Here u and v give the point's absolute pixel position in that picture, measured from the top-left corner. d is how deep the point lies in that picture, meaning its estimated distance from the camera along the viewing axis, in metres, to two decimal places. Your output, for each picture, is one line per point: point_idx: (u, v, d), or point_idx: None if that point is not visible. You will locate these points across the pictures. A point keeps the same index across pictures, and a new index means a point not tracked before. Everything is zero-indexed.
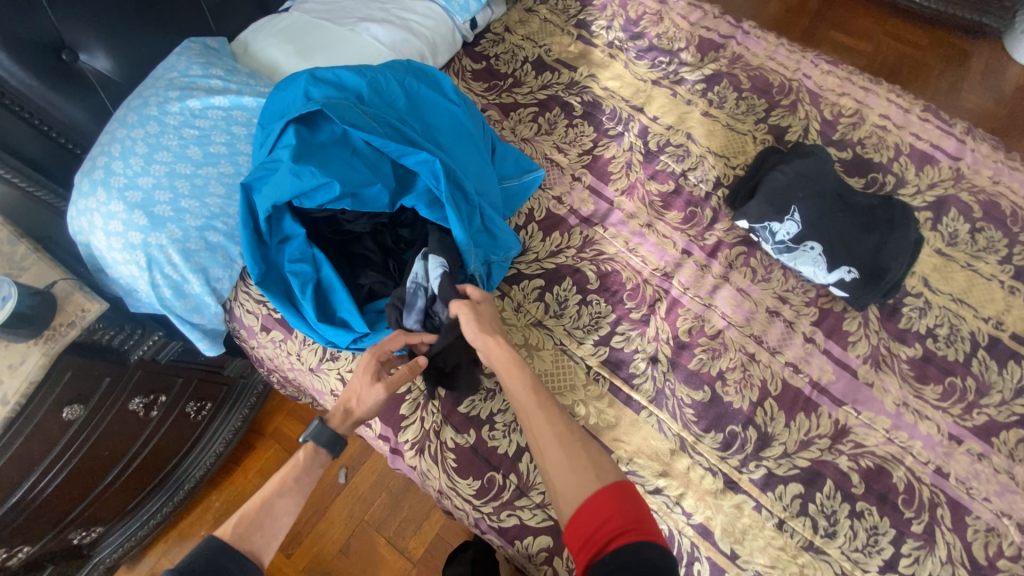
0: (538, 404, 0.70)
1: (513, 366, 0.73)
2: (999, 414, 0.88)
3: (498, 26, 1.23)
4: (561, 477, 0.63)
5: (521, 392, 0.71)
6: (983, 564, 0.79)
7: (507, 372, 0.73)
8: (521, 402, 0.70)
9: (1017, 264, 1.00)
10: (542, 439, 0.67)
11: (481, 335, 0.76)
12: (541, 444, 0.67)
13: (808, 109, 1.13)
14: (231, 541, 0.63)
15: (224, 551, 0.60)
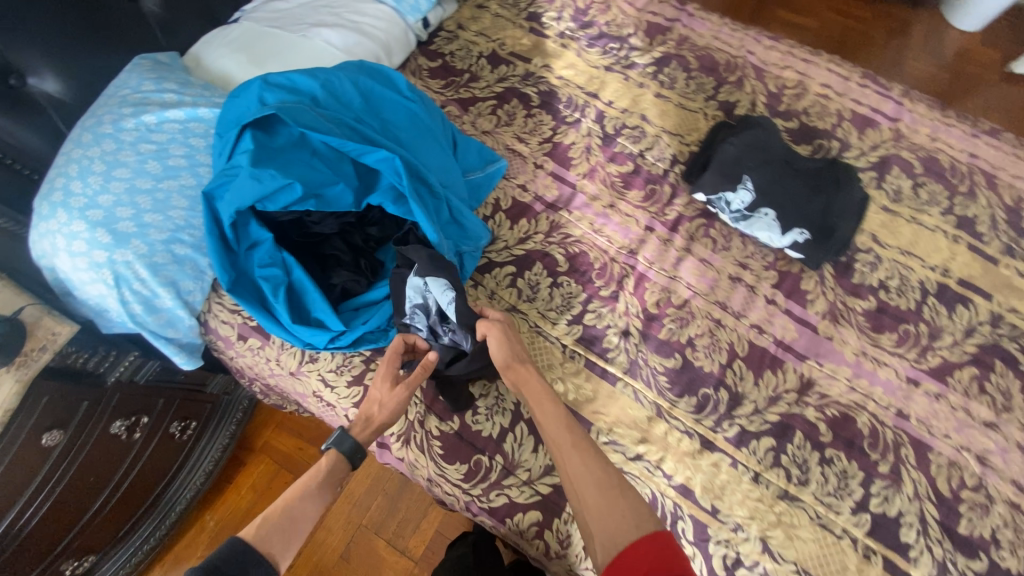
0: (582, 449, 0.72)
1: (555, 412, 0.76)
2: (952, 355, 0.93)
3: (451, 24, 1.26)
4: (598, 526, 0.65)
5: (564, 437, 0.73)
6: (948, 496, 0.84)
7: (551, 418, 0.75)
8: (557, 442, 0.73)
9: (958, 214, 1.06)
10: (585, 485, 0.68)
11: (522, 379, 0.79)
12: (580, 490, 0.68)
13: (754, 84, 1.18)
14: (253, 539, 0.62)
15: (247, 554, 0.60)
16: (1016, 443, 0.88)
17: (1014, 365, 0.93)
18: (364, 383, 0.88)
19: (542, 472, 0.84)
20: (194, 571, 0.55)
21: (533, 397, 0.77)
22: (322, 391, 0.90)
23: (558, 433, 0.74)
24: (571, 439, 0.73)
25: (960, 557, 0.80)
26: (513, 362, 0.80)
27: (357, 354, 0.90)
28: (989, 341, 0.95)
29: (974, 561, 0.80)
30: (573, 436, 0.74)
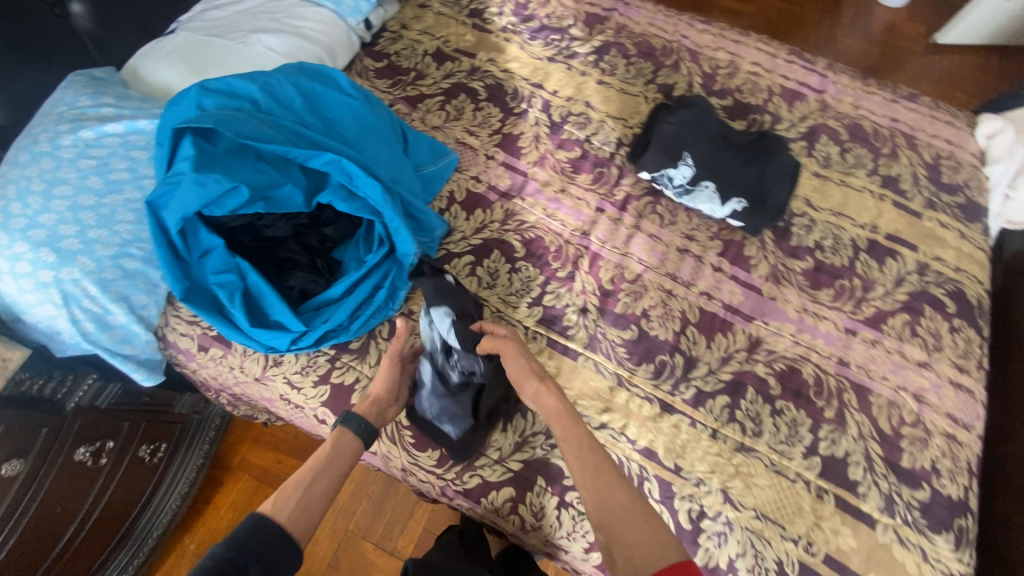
0: (610, 472, 0.72)
1: (580, 435, 0.77)
2: (886, 304, 1.00)
3: (394, 25, 1.28)
4: (623, 551, 0.64)
5: (592, 459, 0.74)
6: (890, 434, 0.90)
7: (579, 439, 0.76)
8: (581, 465, 0.73)
9: (882, 174, 1.14)
10: (610, 506, 0.69)
11: (547, 402, 0.80)
12: (606, 515, 0.68)
13: (689, 66, 1.25)
14: (272, 512, 0.66)
15: (268, 524, 0.64)
16: (947, 379, 0.95)
17: (940, 308, 1.01)
18: (331, 381, 0.90)
19: (512, 449, 0.87)
20: (220, 541, 0.59)
21: (557, 418, 0.78)
22: (289, 394, 0.90)
23: (584, 454, 0.74)
24: (597, 461, 0.74)
25: (904, 488, 0.86)
26: (538, 385, 0.82)
27: (322, 353, 0.91)
28: (918, 288, 1.02)
29: (916, 490, 0.86)
30: (601, 459, 0.74)
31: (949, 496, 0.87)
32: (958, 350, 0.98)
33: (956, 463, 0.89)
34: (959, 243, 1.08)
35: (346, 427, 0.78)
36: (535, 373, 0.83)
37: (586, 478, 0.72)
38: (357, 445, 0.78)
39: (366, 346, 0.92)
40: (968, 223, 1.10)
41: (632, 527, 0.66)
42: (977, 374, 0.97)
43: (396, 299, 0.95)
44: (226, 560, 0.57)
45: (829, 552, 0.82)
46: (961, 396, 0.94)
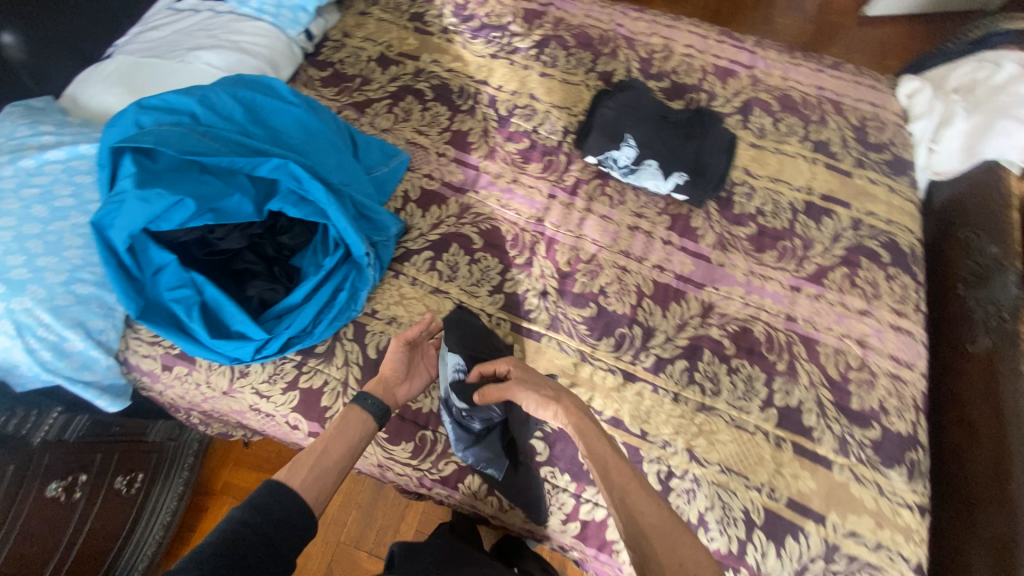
0: (641, 493, 0.67)
1: (606, 453, 0.70)
2: (826, 260, 1.06)
3: (336, 34, 1.30)
4: None
5: (623, 481, 0.67)
6: (839, 379, 0.95)
7: (607, 458, 0.69)
8: (610, 485, 0.67)
9: (813, 140, 1.20)
10: (643, 530, 0.62)
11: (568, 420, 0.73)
12: (642, 538, 0.62)
13: (626, 53, 1.30)
14: (285, 478, 0.69)
15: (282, 491, 0.67)
16: (887, 323, 1.01)
17: (876, 259, 1.07)
18: (299, 387, 0.90)
19: None
20: (239, 510, 0.64)
21: (582, 438, 0.71)
22: (259, 404, 0.91)
23: (614, 475, 0.67)
24: (628, 482, 0.67)
25: (856, 428, 0.92)
26: (558, 405, 0.75)
27: (289, 360, 0.91)
28: (854, 242, 1.09)
29: (867, 429, 0.92)
30: (632, 479, 0.68)
31: (899, 432, 0.92)
32: (896, 296, 1.04)
33: (903, 400, 0.95)
34: (890, 197, 1.14)
35: (356, 404, 0.80)
36: (553, 394, 0.77)
37: (617, 501, 0.65)
38: (370, 419, 0.80)
39: (332, 348, 0.93)
40: (896, 178, 1.17)
41: (668, 552, 0.60)
42: (916, 316, 1.03)
43: (358, 300, 0.95)
44: (240, 523, 0.62)
45: (791, 496, 0.86)
46: (902, 338, 1.00)
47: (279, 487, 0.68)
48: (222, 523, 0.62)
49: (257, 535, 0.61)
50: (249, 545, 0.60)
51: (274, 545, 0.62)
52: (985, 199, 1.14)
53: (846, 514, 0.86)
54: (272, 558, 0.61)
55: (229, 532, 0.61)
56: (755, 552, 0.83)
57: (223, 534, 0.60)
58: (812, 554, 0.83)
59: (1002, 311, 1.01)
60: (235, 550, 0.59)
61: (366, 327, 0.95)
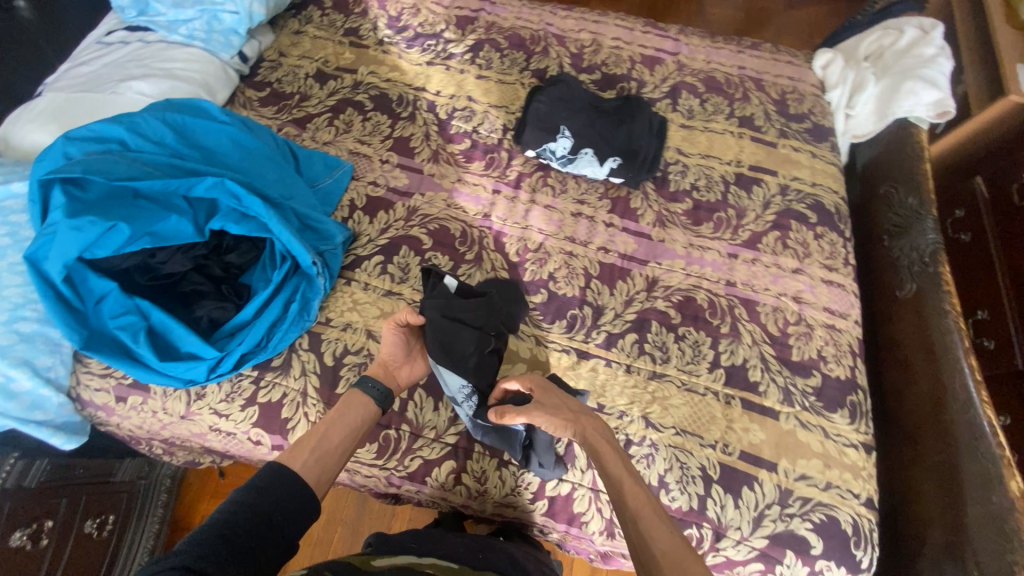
0: (655, 518, 0.69)
1: (621, 477, 0.74)
2: (758, 226, 1.12)
3: (272, 54, 1.31)
4: None
5: (636, 508, 0.70)
6: (779, 335, 1.01)
7: (621, 484, 0.73)
8: (623, 509, 0.71)
9: (738, 116, 1.27)
10: (653, 554, 0.65)
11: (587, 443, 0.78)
12: (651, 560, 0.65)
13: (557, 50, 1.35)
14: (287, 461, 0.73)
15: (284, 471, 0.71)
16: (819, 279, 1.08)
17: (804, 220, 1.14)
18: (258, 402, 0.91)
19: (446, 425, 0.92)
20: (241, 488, 0.66)
21: (601, 465, 0.76)
22: (218, 423, 0.91)
23: (626, 499, 0.71)
24: (640, 506, 0.70)
25: (798, 379, 0.97)
26: (576, 427, 0.79)
27: (245, 376, 0.92)
28: (784, 207, 1.15)
29: (809, 378, 0.97)
30: (645, 505, 0.71)
31: (838, 378, 0.98)
32: (825, 252, 1.11)
33: (839, 348, 1.01)
34: (813, 162, 1.22)
35: (358, 389, 0.85)
36: (571, 416, 0.80)
37: (628, 524, 0.69)
38: (371, 403, 0.85)
39: (288, 360, 0.94)
40: (817, 143, 1.25)
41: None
42: (845, 270, 1.10)
43: (311, 309, 0.96)
44: (240, 501, 0.64)
45: (743, 449, 0.91)
46: (834, 291, 1.07)
47: (280, 468, 0.71)
48: (225, 503, 0.64)
49: (256, 509, 0.64)
50: (251, 521, 0.62)
51: (274, 520, 0.65)
52: (899, 156, 1.22)
53: (796, 460, 0.91)
54: (272, 532, 0.63)
55: (229, 509, 0.63)
56: (714, 506, 0.87)
57: (227, 510, 0.63)
58: (768, 501, 0.88)
59: (923, 256, 1.08)
60: (237, 525, 0.61)
61: (321, 336, 0.96)
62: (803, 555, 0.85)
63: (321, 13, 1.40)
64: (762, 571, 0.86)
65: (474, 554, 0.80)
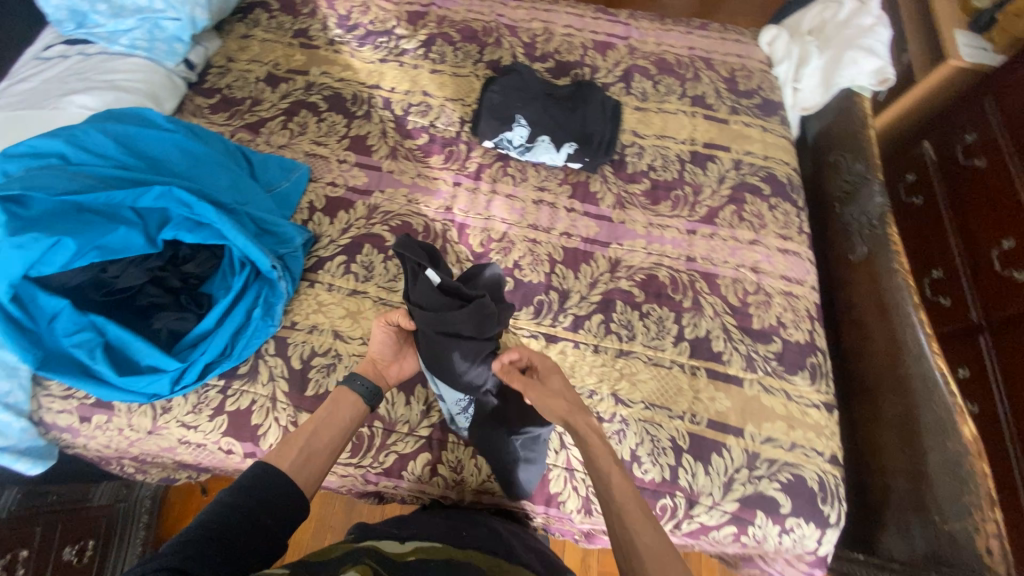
0: (641, 514, 0.67)
1: (608, 470, 0.72)
2: (715, 201, 1.15)
3: (220, 60, 1.28)
4: None
5: (622, 503, 0.68)
6: (740, 305, 1.04)
7: (608, 478, 0.71)
8: (608, 501, 0.69)
9: (691, 95, 1.30)
10: (635, 549, 0.63)
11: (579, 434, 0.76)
12: (629, 554, 0.63)
13: (510, 40, 1.36)
14: (274, 461, 0.72)
15: (270, 471, 0.69)
16: (775, 248, 1.11)
17: (758, 192, 1.17)
18: (226, 411, 0.90)
19: (419, 419, 0.92)
20: (225, 490, 0.66)
21: (588, 457, 0.74)
22: (187, 436, 0.90)
23: (612, 494, 0.69)
24: (626, 501, 0.68)
25: (759, 345, 1.00)
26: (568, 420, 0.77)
27: (212, 386, 0.91)
28: (738, 181, 1.18)
29: (769, 344, 1.01)
30: (632, 501, 0.69)
31: (797, 342, 1.02)
32: (780, 222, 1.14)
33: (798, 313, 1.05)
34: (764, 136, 1.25)
35: (346, 386, 0.83)
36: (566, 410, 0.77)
37: (613, 519, 0.68)
38: (360, 401, 0.83)
39: (254, 367, 0.93)
40: (767, 118, 1.28)
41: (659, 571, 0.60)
42: (800, 238, 1.13)
43: (274, 314, 0.95)
44: (227, 503, 0.64)
45: (710, 417, 0.93)
46: (790, 259, 1.10)
47: (267, 468, 0.70)
48: (211, 504, 0.64)
49: (243, 511, 0.64)
50: (238, 523, 0.62)
51: (262, 520, 0.64)
52: (846, 125, 1.26)
53: (761, 423, 0.93)
54: (260, 532, 0.63)
55: (214, 511, 0.63)
56: (685, 474, 0.89)
57: (212, 514, 0.62)
58: (736, 466, 0.90)
59: (871, 220, 1.11)
60: (224, 526, 0.61)
61: (287, 339, 0.95)
62: (774, 514, 0.88)
63: (268, 15, 1.37)
64: (735, 533, 0.89)
65: (455, 531, 0.74)
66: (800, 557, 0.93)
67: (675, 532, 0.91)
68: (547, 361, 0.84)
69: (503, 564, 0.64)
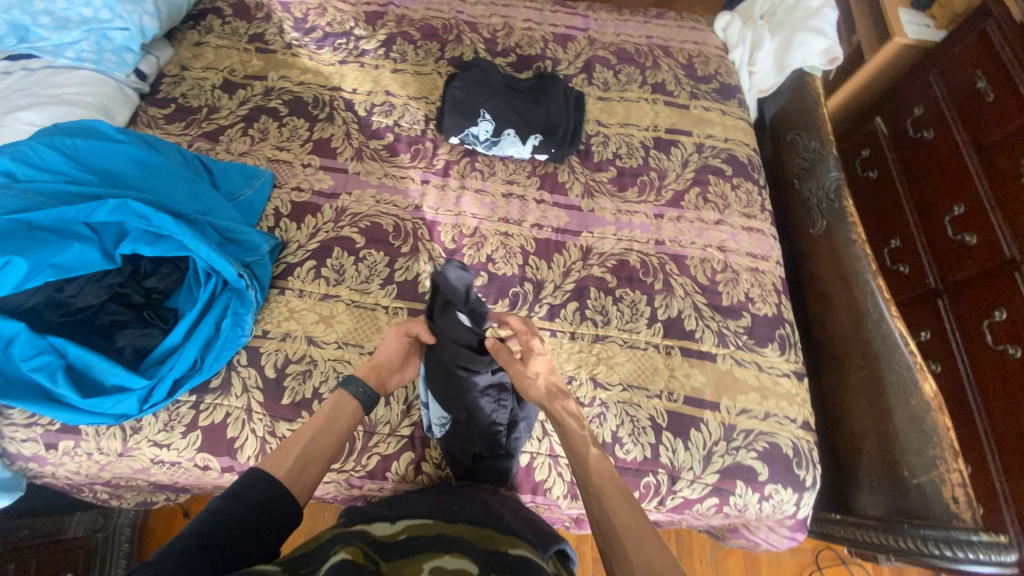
0: (619, 496, 0.68)
1: (586, 456, 0.73)
2: (679, 185, 1.18)
3: (173, 68, 1.24)
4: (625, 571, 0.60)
5: (600, 487, 0.69)
6: (709, 284, 1.07)
7: (588, 462, 0.72)
8: (587, 486, 0.70)
9: (651, 83, 1.32)
10: (615, 529, 0.64)
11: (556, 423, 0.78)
12: (609, 533, 0.64)
13: (471, 36, 1.36)
14: (269, 467, 0.69)
15: (264, 478, 0.66)
16: (740, 227, 1.14)
17: (721, 174, 1.20)
18: (200, 426, 0.88)
19: (400, 419, 0.92)
20: (218, 499, 0.63)
21: (568, 441, 0.76)
22: (160, 455, 0.87)
23: (591, 479, 0.71)
24: (604, 485, 0.69)
25: (730, 321, 1.03)
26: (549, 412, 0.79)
27: (183, 402, 0.88)
28: (702, 164, 1.21)
29: (739, 319, 1.04)
30: (611, 483, 0.70)
31: (766, 315, 1.05)
32: (743, 201, 1.17)
33: (764, 288, 1.08)
34: (724, 119, 1.28)
35: (343, 389, 0.81)
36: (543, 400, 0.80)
37: (591, 501, 0.69)
38: (359, 408, 0.82)
39: (227, 379, 0.91)
40: (726, 102, 1.32)
41: (637, 552, 0.61)
42: (763, 215, 1.17)
43: (244, 324, 0.93)
44: (221, 513, 0.61)
45: (687, 394, 0.96)
46: (755, 236, 1.14)
47: (262, 474, 0.67)
48: (204, 513, 0.61)
49: (238, 520, 0.61)
50: (230, 533, 0.59)
51: (256, 530, 0.62)
52: (801, 104, 1.31)
53: (736, 396, 0.96)
54: (255, 542, 0.61)
55: (210, 521, 0.60)
56: (666, 452, 0.91)
57: (203, 523, 0.60)
58: (714, 439, 0.93)
59: (828, 193, 1.16)
60: (219, 537, 0.58)
61: (259, 349, 0.93)
62: (752, 483, 0.91)
63: (222, 21, 1.33)
64: (718, 504, 0.91)
65: (446, 505, 0.71)
66: (781, 522, 0.96)
67: (660, 508, 0.93)
68: (531, 342, 0.84)
69: (495, 533, 0.64)
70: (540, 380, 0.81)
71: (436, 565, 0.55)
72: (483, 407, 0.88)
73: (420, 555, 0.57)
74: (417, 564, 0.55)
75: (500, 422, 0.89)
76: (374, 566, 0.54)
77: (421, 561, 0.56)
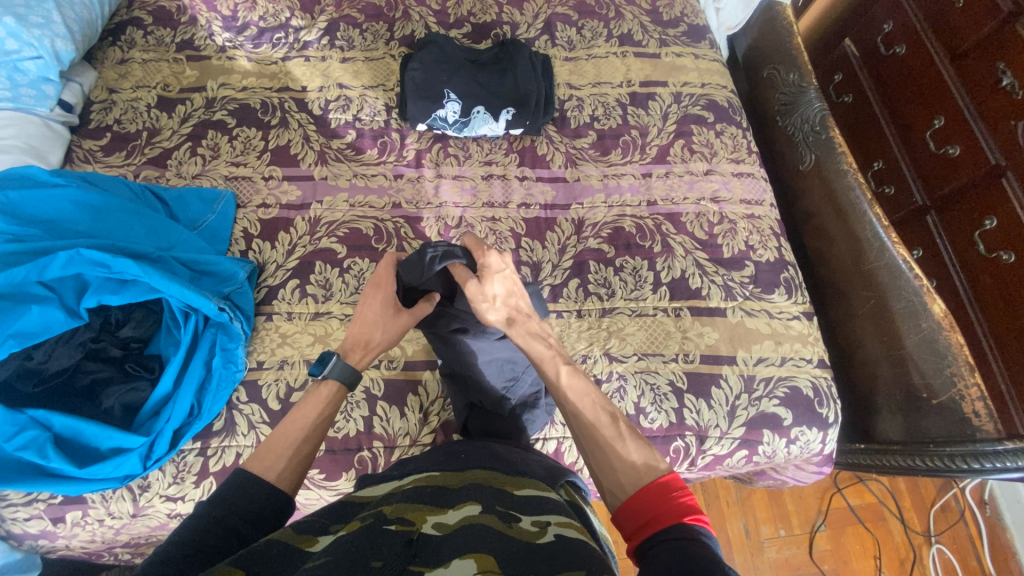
0: (598, 410, 0.64)
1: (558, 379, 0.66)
2: (663, 139, 1.13)
3: (100, 92, 1.12)
4: (605, 473, 0.60)
5: (575, 403, 0.64)
6: (707, 236, 1.04)
7: (558, 380, 0.66)
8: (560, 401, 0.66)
9: (618, 35, 1.25)
10: (598, 440, 0.61)
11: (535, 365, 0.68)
12: (589, 437, 0.63)
13: (419, 10, 1.25)
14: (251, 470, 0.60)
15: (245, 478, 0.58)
16: (730, 174, 1.11)
17: (703, 121, 1.15)
18: (211, 472, 0.83)
19: (419, 428, 0.90)
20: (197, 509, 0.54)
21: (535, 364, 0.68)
22: (176, 509, 0.83)
23: (566, 396, 0.65)
24: (581, 401, 0.64)
25: (733, 273, 1.01)
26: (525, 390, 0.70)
27: (188, 451, 0.84)
28: (682, 114, 1.16)
29: (743, 270, 1.02)
30: (587, 396, 0.65)
31: (768, 261, 1.03)
32: (729, 147, 1.13)
33: (763, 233, 1.06)
34: (697, 63, 1.22)
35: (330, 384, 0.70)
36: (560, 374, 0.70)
37: (569, 417, 0.65)
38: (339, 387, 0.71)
39: (230, 420, 0.86)
40: (697, 44, 1.25)
41: (617, 458, 0.59)
42: (751, 158, 1.13)
43: (236, 359, 0.88)
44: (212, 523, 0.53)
45: (703, 352, 0.94)
46: (746, 181, 1.11)
47: (250, 480, 0.58)
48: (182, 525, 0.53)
49: (240, 539, 0.53)
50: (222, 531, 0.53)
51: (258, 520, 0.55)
52: (776, 38, 1.26)
53: (751, 347, 0.95)
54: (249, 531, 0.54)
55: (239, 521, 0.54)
56: (690, 413, 0.91)
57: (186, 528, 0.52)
58: (736, 393, 0.92)
59: (814, 126, 1.14)
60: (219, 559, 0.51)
61: (258, 382, 0.88)
62: (778, 429, 0.91)
63: (143, 32, 1.19)
64: (747, 455, 0.92)
65: (451, 455, 0.67)
66: (809, 460, 0.97)
67: (692, 468, 0.93)
68: (484, 259, 0.69)
69: (501, 476, 0.61)
70: (498, 303, 0.70)
71: (440, 520, 0.50)
72: (495, 383, 0.81)
73: (424, 503, 0.53)
74: (420, 513, 0.51)
75: (512, 395, 0.83)
76: (376, 515, 0.50)
77: (425, 511, 0.52)
